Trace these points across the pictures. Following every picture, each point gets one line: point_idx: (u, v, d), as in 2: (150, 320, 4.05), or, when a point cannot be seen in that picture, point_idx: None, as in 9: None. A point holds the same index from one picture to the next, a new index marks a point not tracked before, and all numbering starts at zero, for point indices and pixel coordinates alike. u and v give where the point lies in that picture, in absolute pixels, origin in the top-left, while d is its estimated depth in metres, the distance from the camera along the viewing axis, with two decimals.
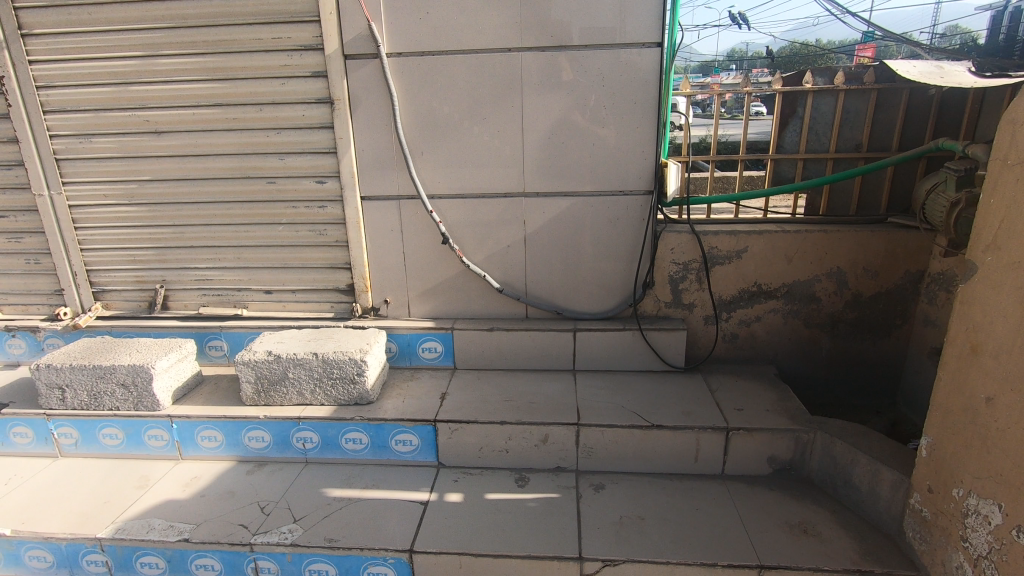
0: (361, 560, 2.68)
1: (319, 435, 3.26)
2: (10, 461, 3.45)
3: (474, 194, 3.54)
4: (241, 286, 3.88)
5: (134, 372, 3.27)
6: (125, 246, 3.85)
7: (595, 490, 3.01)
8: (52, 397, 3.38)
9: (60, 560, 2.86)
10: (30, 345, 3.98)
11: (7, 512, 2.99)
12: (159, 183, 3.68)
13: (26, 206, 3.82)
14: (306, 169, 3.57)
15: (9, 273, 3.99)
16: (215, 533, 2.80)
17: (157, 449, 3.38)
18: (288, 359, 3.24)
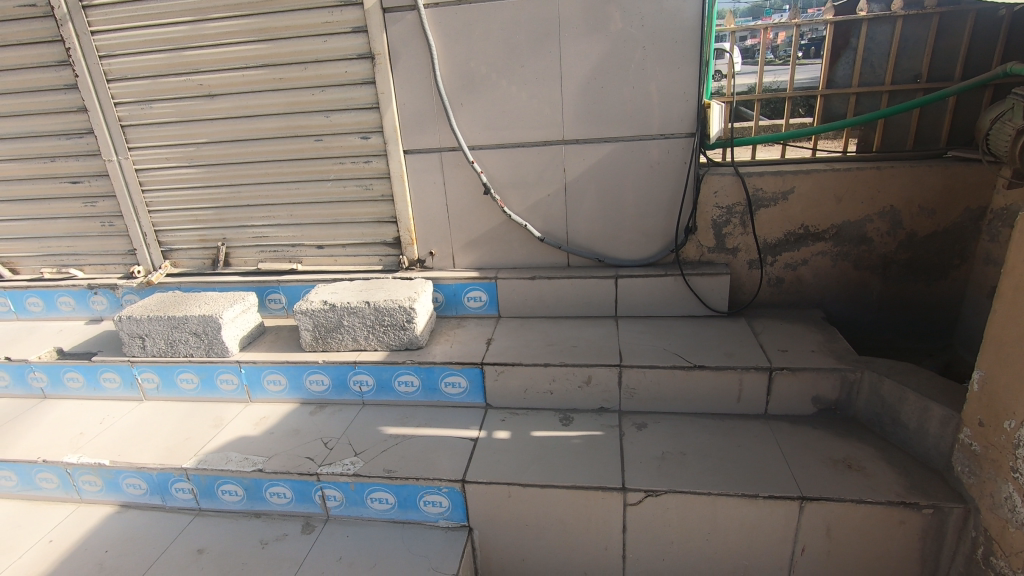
0: (417, 489, 2.90)
1: (374, 378, 3.47)
2: (101, 403, 3.82)
3: (513, 144, 3.56)
4: (296, 242, 4.07)
5: (204, 322, 3.54)
6: (188, 207, 4.09)
7: (637, 428, 3.11)
8: (134, 346, 3.70)
9: (153, 487, 3.20)
10: (110, 301, 4.34)
11: (105, 446, 3.34)
12: (215, 145, 3.86)
13: (97, 172, 4.08)
14: (350, 125, 3.67)
15: (87, 235, 4.30)
16: (285, 464, 3.06)
17: (228, 392, 3.67)
18: (342, 307, 3.43)
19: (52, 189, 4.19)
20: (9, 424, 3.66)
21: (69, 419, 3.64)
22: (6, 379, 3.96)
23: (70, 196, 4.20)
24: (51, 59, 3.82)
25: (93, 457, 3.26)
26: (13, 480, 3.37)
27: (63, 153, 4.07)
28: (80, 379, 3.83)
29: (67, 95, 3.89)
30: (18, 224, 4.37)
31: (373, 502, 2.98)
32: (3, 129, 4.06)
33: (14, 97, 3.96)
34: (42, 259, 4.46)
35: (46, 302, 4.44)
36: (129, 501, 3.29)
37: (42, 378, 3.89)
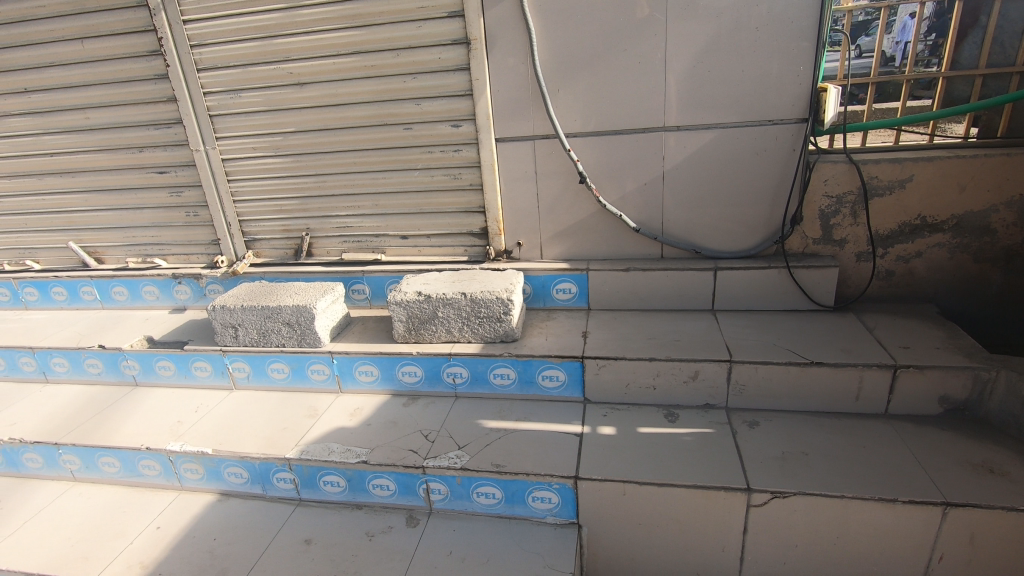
0: (527, 485, 2.83)
1: (468, 370, 3.41)
2: (192, 392, 3.84)
3: (611, 131, 3.45)
4: (380, 232, 4.04)
5: (298, 312, 3.52)
6: (273, 197, 4.08)
7: (749, 427, 2.99)
8: (226, 335, 3.72)
9: (255, 476, 3.21)
10: (194, 291, 4.37)
11: (205, 435, 3.36)
12: (303, 134, 3.83)
13: (184, 162, 4.10)
14: (442, 113, 3.60)
15: (172, 225, 4.34)
16: (389, 456, 3.03)
17: (319, 383, 3.66)
18: (438, 299, 3.37)
19: (139, 180, 4.23)
20: (107, 411, 3.71)
21: (165, 407, 3.68)
22: (99, 366, 4.02)
23: (156, 186, 4.22)
24: (143, 49, 3.83)
25: (195, 445, 3.28)
26: (116, 466, 3.42)
27: (151, 143, 4.09)
28: (172, 367, 3.87)
29: (158, 86, 3.90)
30: (105, 214, 4.42)
31: (479, 496, 2.93)
32: (93, 119, 4.10)
33: (105, 88, 3.99)
34: (127, 248, 4.52)
35: (131, 291, 4.50)
36: (229, 490, 3.30)
37: (134, 365, 3.94)
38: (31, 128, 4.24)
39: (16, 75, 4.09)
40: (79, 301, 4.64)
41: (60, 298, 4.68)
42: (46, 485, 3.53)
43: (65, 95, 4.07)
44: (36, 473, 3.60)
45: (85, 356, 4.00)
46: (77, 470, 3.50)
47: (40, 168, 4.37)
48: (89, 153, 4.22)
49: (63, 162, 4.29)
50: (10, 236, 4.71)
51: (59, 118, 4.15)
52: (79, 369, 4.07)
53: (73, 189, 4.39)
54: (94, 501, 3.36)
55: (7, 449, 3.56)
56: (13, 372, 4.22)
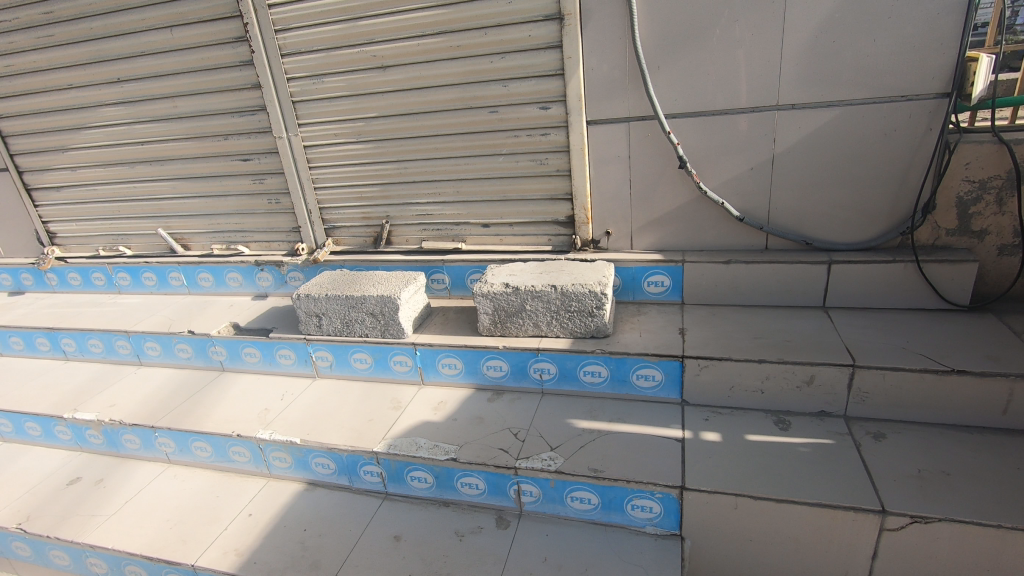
0: (626, 492, 2.66)
1: (557, 367, 3.26)
2: (277, 379, 3.87)
3: (715, 112, 3.16)
4: (461, 220, 3.91)
5: (382, 303, 3.46)
6: (353, 183, 4.02)
7: (875, 439, 2.70)
8: (310, 324, 3.71)
9: (342, 468, 3.18)
10: (275, 278, 4.41)
11: (293, 424, 3.36)
12: (385, 120, 3.74)
13: (266, 149, 4.09)
14: (530, 95, 3.40)
15: (254, 213, 4.36)
16: (479, 455, 2.92)
17: (401, 374, 3.60)
18: (526, 291, 3.22)
19: (223, 167, 4.26)
20: (198, 395, 3.80)
21: (252, 394, 3.72)
22: (189, 351, 4.11)
23: (239, 173, 4.24)
24: (229, 35, 3.81)
25: (284, 434, 3.29)
26: (208, 451, 3.48)
27: (236, 131, 4.09)
28: (257, 354, 3.90)
29: (243, 72, 3.88)
30: (191, 202, 4.50)
31: (574, 501, 2.79)
32: (181, 107, 4.13)
33: (192, 75, 4.01)
34: (211, 235, 4.60)
35: (216, 277, 4.59)
36: (316, 479, 3.30)
37: (222, 351, 4.00)
38: (123, 117, 4.32)
39: (109, 65, 4.17)
40: (168, 286, 4.78)
41: (149, 283, 4.83)
42: (144, 466, 3.65)
43: (155, 84, 4.11)
44: (133, 453, 3.72)
45: (176, 341, 4.10)
46: (171, 453, 3.59)
47: (131, 157, 4.46)
48: (176, 142, 4.27)
49: (152, 150, 4.37)
50: (104, 222, 4.88)
51: (149, 106, 4.21)
52: (170, 354, 4.19)
53: (161, 177, 4.47)
54: (189, 484, 3.43)
55: (108, 429, 3.69)
56: (109, 355, 4.39)
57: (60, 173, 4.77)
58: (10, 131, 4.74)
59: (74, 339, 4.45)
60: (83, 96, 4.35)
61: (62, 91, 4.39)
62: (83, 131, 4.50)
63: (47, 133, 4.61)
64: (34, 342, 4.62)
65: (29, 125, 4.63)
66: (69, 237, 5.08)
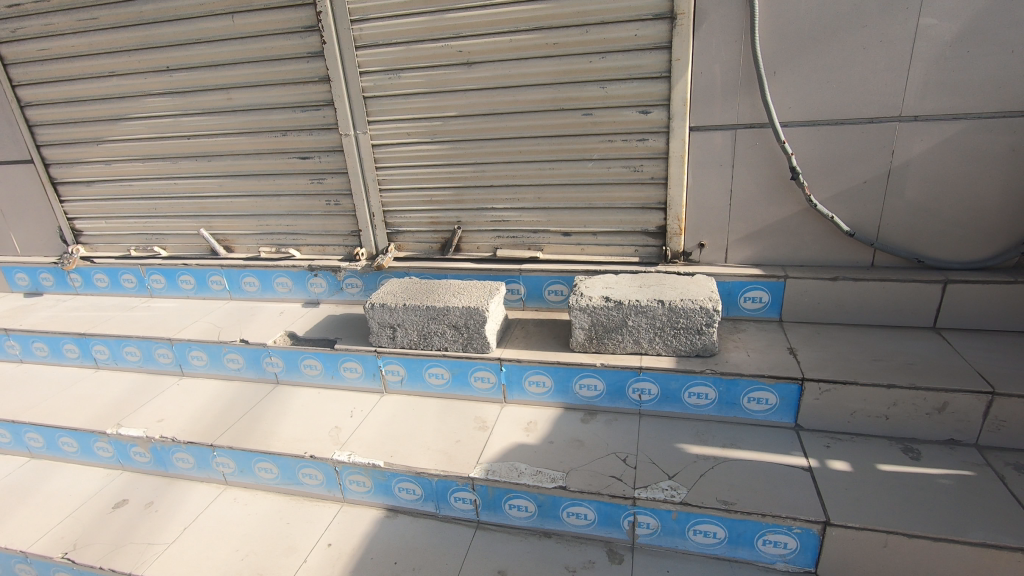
0: (760, 527, 2.47)
1: (659, 387, 3.06)
2: (341, 393, 3.60)
3: (832, 122, 3.02)
4: (540, 228, 3.70)
5: (468, 315, 3.22)
6: (423, 186, 3.79)
7: (1018, 471, 2.54)
8: (383, 335, 3.45)
9: (429, 494, 2.94)
10: (330, 284, 4.14)
11: (371, 445, 3.10)
12: (465, 119, 3.53)
13: (330, 146, 3.83)
14: (630, 97, 3.22)
15: (310, 214, 4.09)
16: (589, 482, 2.70)
17: (482, 391, 3.37)
18: (630, 306, 3.02)
19: (280, 165, 3.99)
20: (256, 411, 3.51)
21: (317, 409, 3.45)
22: (240, 362, 3.82)
23: (297, 172, 3.98)
24: (298, 24, 3.56)
25: (364, 455, 3.03)
26: (273, 472, 3.20)
27: (296, 126, 3.84)
28: (319, 366, 3.63)
29: (311, 64, 3.63)
30: (239, 201, 4.22)
31: (697, 534, 2.59)
32: (236, 100, 3.88)
33: (253, 66, 3.75)
34: (259, 237, 4.31)
35: (262, 282, 4.30)
36: (397, 505, 3.04)
37: (278, 363, 3.72)
38: (170, 108, 4.04)
39: (159, 52, 3.88)
40: (208, 290, 4.48)
41: (186, 287, 4.52)
42: (198, 488, 3.35)
43: (209, 74, 3.85)
44: (185, 473, 3.42)
45: (226, 350, 3.81)
46: (230, 474, 3.31)
47: (175, 152, 4.18)
48: (228, 137, 4.01)
49: (200, 145, 4.09)
50: (138, 221, 4.55)
51: (201, 98, 3.94)
52: (217, 364, 3.89)
53: (208, 174, 4.19)
54: (254, 510, 3.15)
55: (157, 447, 3.38)
56: (147, 364, 4.07)
57: (93, 166, 4.44)
58: (38, 120, 4.39)
59: (107, 346, 4.13)
60: (127, 84, 4.04)
61: (102, 78, 4.08)
62: (124, 123, 4.19)
63: (83, 124, 4.29)
64: (61, 348, 4.28)
65: (62, 114, 4.31)
66: (97, 236, 4.74)
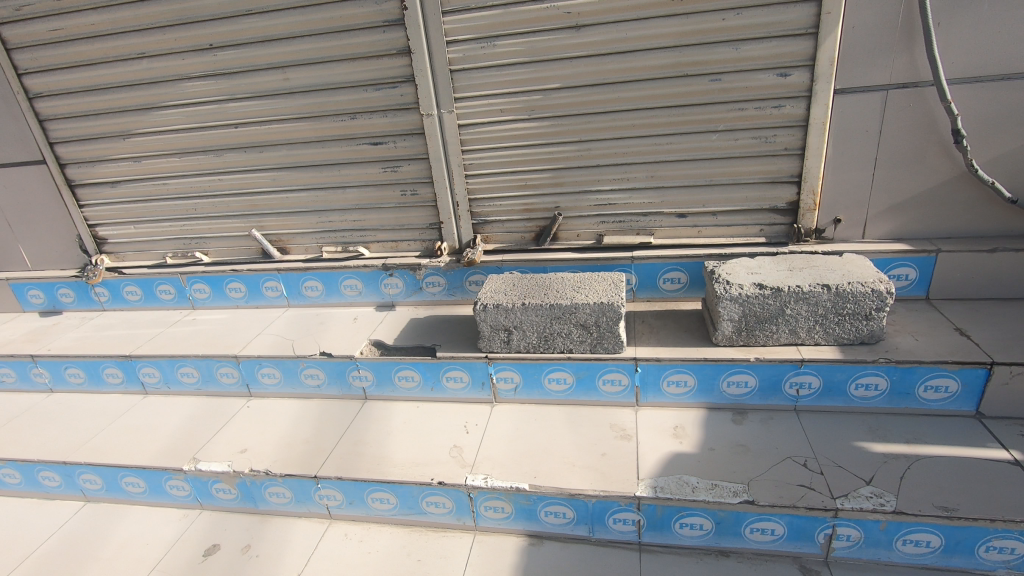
0: (985, 533, 2.20)
1: (821, 380, 2.77)
2: (445, 407, 3.22)
3: (999, 77, 2.73)
4: (652, 210, 3.35)
5: (600, 312, 2.87)
6: (517, 169, 3.38)
7: None
8: (495, 339, 3.07)
9: (583, 516, 2.60)
10: (407, 284, 3.72)
11: (505, 464, 2.75)
12: (569, 92, 3.12)
13: (407, 129, 3.39)
14: (767, 59, 2.87)
15: (381, 207, 3.65)
16: (777, 494, 2.40)
17: (611, 396, 3.03)
18: (790, 293, 2.70)
19: (346, 153, 3.53)
20: (353, 432, 3.11)
21: (424, 427, 3.07)
22: (320, 377, 3.39)
23: (367, 160, 3.53)
24: None
25: (502, 478, 2.67)
26: (391, 503, 2.82)
27: (366, 108, 3.38)
28: (417, 378, 3.23)
29: (386, 35, 3.16)
30: (297, 196, 3.74)
31: (906, 544, 2.32)
32: (294, 80, 3.39)
33: (315, 39, 3.26)
34: (320, 235, 3.85)
35: (327, 286, 3.85)
36: (542, 531, 2.70)
37: (367, 376, 3.31)
38: (214, 93, 3.52)
39: (200, 27, 3.36)
40: (262, 298, 4.01)
41: (236, 295, 4.03)
42: (300, 525, 2.95)
43: (261, 51, 3.34)
44: (279, 509, 3.00)
45: (304, 365, 3.37)
46: (335, 507, 2.91)
47: (219, 143, 3.67)
48: (285, 123, 3.52)
49: (251, 134, 3.59)
50: (174, 224, 4.03)
51: (251, 79, 3.44)
52: (292, 382, 3.45)
53: (259, 167, 3.70)
54: (374, 547, 2.78)
55: (246, 483, 2.96)
56: (207, 385, 3.60)
57: (118, 164, 3.88)
58: (49, 112, 3.80)
59: (158, 368, 3.64)
60: (160, 67, 3.50)
61: (129, 61, 3.53)
62: (156, 112, 3.64)
63: (105, 114, 3.72)
64: (100, 374, 3.77)
65: (78, 105, 3.73)
66: (124, 244, 4.20)
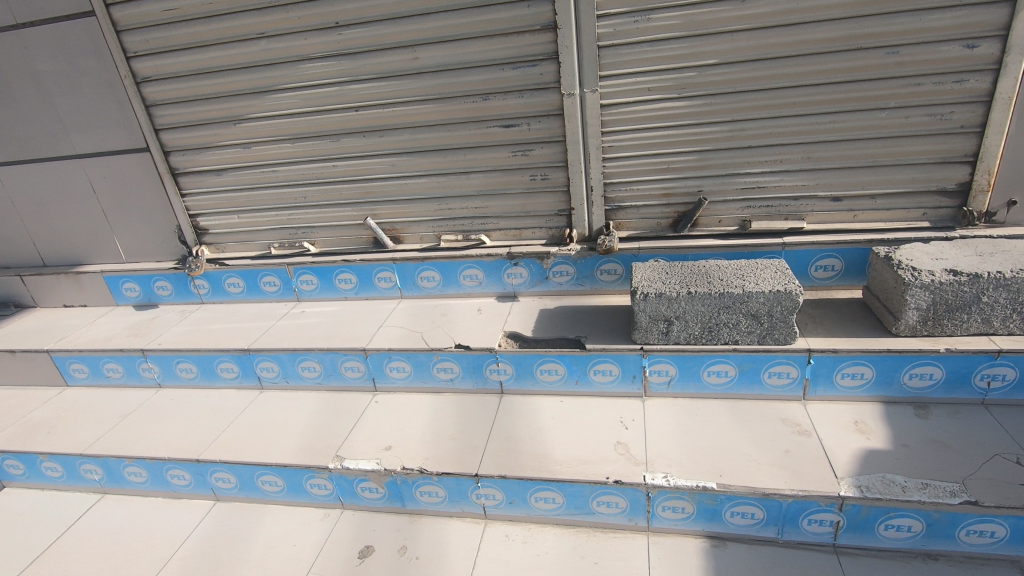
0: None
1: (1017, 372, 2.60)
2: (592, 401, 3.08)
3: None
4: (804, 194, 3.17)
5: (775, 301, 2.70)
6: (660, 152, 3.22)
7: None
8: (653, 330, 2.92)
9: (774, 517, 2.45)
10: (532, 273, 3.57)
11: (681, 462, 2.60)
12: (726, 68, 2.95)
13: (544, 110, 3.23)
14: (954, 29, 2.68)
15: (507, 193, 3.50)
16: (1000, 494, 2.24)
17: (776, 389, 2.88)
18: (988, 279, 2.54)
19: (475, 136, 3.37)
20: (501, 427, 2.97)
21: (577, 423, 2.93)
22: (454, 371, 3.25)
23: (496, 144, 3.37)
24: None
25: (684, 477, 2.53)
26: (556, 503, 2.67)
27: (501, 88, 3.22)
28: (561, 371, 3.09)
29: (532, 9, 3.00)
30: (416, 182, 3.59)
31: None
32: (424, 59, 3.22)
33: (452, 15, 3.09)
34: (438, 223, 3.70)
35: (445, 276, 3.71)
36: (724, 532, 2.56)
37: (506, 370, 3.16)
38: (336, 75, 3.36)
39: (326, 4, 3.19)
40: (373, 289, 3.87)
41: (345, 287, 3.90)
42: (454, 525, 2.82)
43: (392, 29, 3.18)
44: (430, 509, 2.88)
45: (438, 359, 3.23)
46: (492, 507, 2.77)
47: (336, 128, 3.52)
48: (410, 105, 3.36)
49: (372, 117, 3.44)
50: (281, 213, 3.89)
51: (377, 59, 3.27)
52: (423, 375, 3.31)
53: (378, 152, 3.55)
54: (541, 548, 2.65)
55: (398, 481, 2.83)
56: (329, 380, 3.47)
57: (226, 151, 3.74)
58: (157, 97, 3.66)
59: (277, 363, 3.51)
60: (280, 47, 3.34)
61: (247, 42, 3.37)
62: (271, 96, 3.49)
63: (216, 99, 3.57)
64: (214, 368, 3.65)
65: (188, 89, 3.58)
66: (226, 234, 4.08)
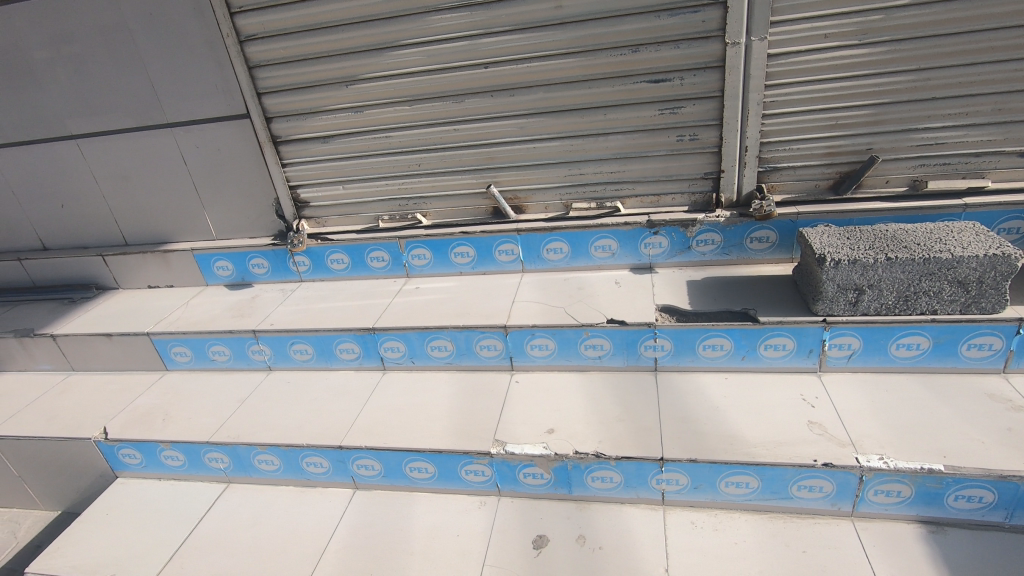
0: None
1: None
2: (762, 378, 2.87)
3: None
4: (988, 150, 2.91)
5: (990, 266, 2.45)
6: (829, 106, 2.95)
7: None
8: (839, 301, 2.69)
9: (1006, 501, 2.24)
10: (673, 242, 3.34)
11: (892, 442, 2.39)
12: (920, 9, 2.66)
13: (701, 62, 2.96)
14: None
15: (649, 155, 3.25)
16: None
17: (974, 362, 2.66)
18: None
19: (619, 93, 3.10)
20: (670, 407, 2.76)
21: (755, 401, 2.72)
22: (604, 348, 3.03)
23: (642, 101, 3.10)
24: None
25: (902, 458, 2.31)
26: (750, 488, 2.47)
27: (654, 38, 2.94)
28: (728, 346, 2.87)
29: None
30: (546, 146, 3.33)
31: None
32: (569, 8, 2.94)
33: None
34: (566, 190, 3.46)
35: (574, 247, 3.47)
36: (941, 517, 2.36)
37: (664, 346, 2.94)
38: (467, 28, 3.08)
39: None
40: (493, 263, 3.64)
41: (461, 261, 3.67)
42: (630, 512, 2.64)
43: None
44: (600, 495, 2.69)
45: (588, 336, 3.00)
46: (673, 492, 2.58)
47: (462, 87, 3.24)
48: (549, 60, 3.08)
49: (504, 75, 3.17)
50: (392, 182, 3.65)
51: (516, 9, 2.99)
52: (568, 353, 3.09)
53: (506, 114, 3.28)
54: (736, 537, 2.45)
55: (568, 467, 2.62)
56: (461, 359, 3.26)
57: (335, 116, 3.47)
58: (263, 58, 3.38)
59: (404, 342, 3.29)
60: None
61: None
62: (391, 53, 3.21)
63: (329, 58, 3.29)
64: (333, 349, 3.44)
65: (298, 48, 3.30)
66: (329, 206, 3.84)
